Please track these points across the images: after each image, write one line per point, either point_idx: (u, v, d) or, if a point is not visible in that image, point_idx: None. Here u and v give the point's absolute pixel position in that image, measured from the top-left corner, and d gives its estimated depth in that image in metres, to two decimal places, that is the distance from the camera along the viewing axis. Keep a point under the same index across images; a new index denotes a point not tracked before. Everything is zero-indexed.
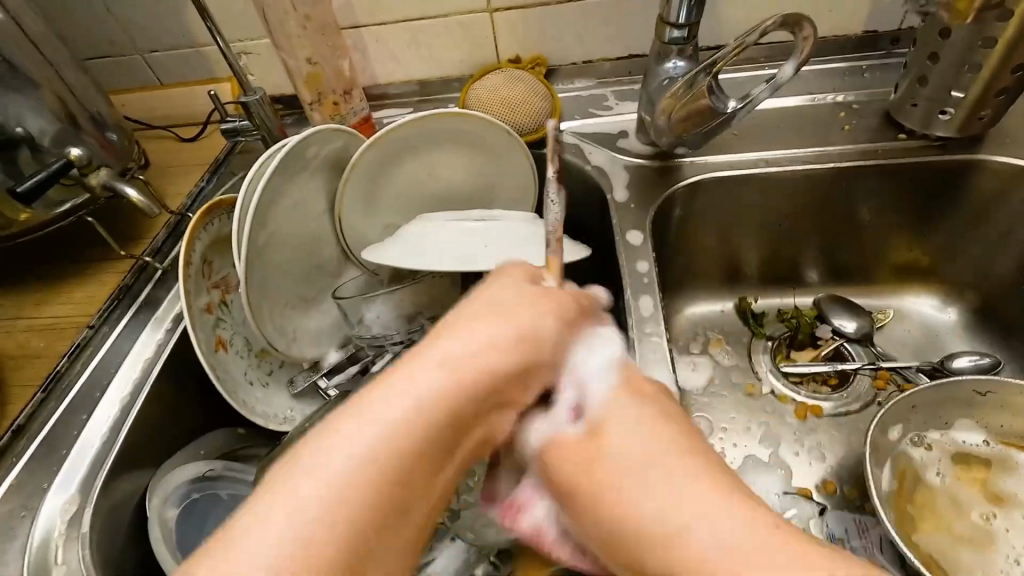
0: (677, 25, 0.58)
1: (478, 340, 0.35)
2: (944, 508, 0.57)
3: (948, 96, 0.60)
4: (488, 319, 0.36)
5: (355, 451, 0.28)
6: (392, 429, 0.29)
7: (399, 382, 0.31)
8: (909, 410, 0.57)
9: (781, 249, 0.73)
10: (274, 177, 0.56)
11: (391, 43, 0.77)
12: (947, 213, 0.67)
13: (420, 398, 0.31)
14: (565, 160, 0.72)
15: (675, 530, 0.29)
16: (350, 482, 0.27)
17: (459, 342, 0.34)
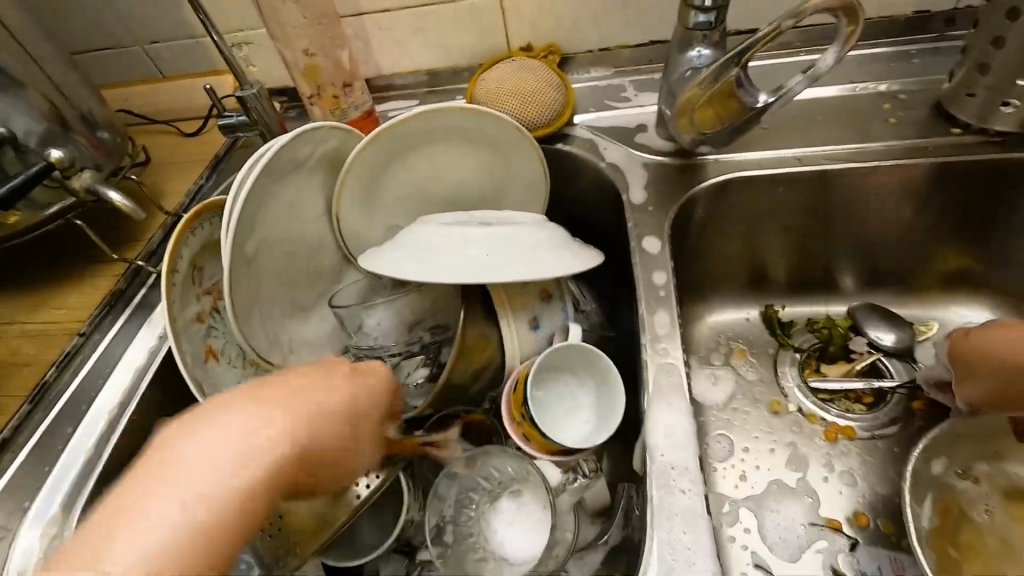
0: (702, 8, 0.52)
1: (299, 423, 0.37)
2: (992, 550, 0.51)
3: (1012, 86, 0.53)
4: (311, 402, 0.38)
5: (175, 518, 0.31)
6: (209, 496, 0.32)
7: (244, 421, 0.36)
8: (953, 440, 0.52)
9: (813, 254, 0.67)
10: (263, 179, 0.53)
11: (395, 32, 0.72)
12: (1005, 217, 0.60)
13: (246, 476, 0.33)
14: (578, 157, 0.67)
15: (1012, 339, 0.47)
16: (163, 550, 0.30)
17: (297, 424, 0.37)
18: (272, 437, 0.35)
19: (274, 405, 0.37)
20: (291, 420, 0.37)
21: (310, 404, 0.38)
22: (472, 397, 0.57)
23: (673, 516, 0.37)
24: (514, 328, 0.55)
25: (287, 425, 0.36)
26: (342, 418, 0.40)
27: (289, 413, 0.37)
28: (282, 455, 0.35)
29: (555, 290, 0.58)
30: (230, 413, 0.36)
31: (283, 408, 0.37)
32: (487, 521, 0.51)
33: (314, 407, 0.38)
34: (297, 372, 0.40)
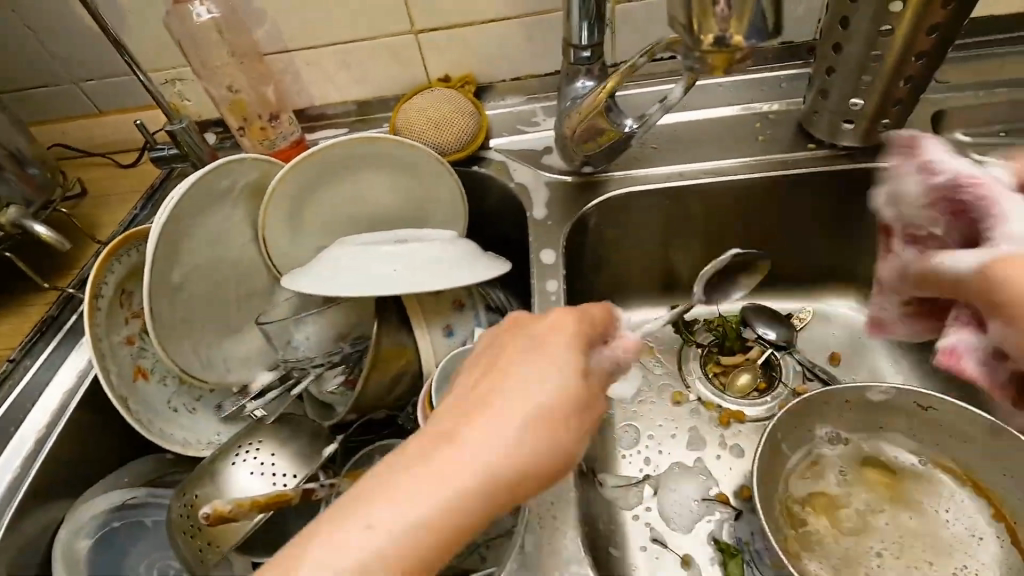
0: (581, 46, 0.59)
1: (551, 375, 0.35)
2: (833, 503, 0.59)
3: (849, 106, 0.61)
4: (529, 368, 0.36)
5: (423, 486, 0.32)
6: (443, 463, 0.32)
7: (471, 406, 0.35)
8: (842, 406, 0.59)
9: (708, 256, 0.75)
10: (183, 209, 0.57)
11: (321, 66, 0.78)
12: (857, 219, 0.69)
13: (480, 443, 0.33)
14: (491, 177, 0.73)
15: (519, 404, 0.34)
16: (415, 516, 0.31)
17: (523, 386, 0.35)
18: (502, 400, 0.34)
19: (492, 378, 0.36)
20: (527, 374, 0.35)
21: (524, 369, 0.36)
22: (393, 402, 0.61)
23: None
24: (428, 337, 0.61)
25: (530, 379, 0.35)
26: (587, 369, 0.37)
27: (548, 372, 0.35)
28: (523, 414, 0.34)
29: (466, 300, 0.63)
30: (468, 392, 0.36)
31: (531, 361, 0.36)
32: None
33: (557, 360, 0.36)
34: (517, 335, 0.39)
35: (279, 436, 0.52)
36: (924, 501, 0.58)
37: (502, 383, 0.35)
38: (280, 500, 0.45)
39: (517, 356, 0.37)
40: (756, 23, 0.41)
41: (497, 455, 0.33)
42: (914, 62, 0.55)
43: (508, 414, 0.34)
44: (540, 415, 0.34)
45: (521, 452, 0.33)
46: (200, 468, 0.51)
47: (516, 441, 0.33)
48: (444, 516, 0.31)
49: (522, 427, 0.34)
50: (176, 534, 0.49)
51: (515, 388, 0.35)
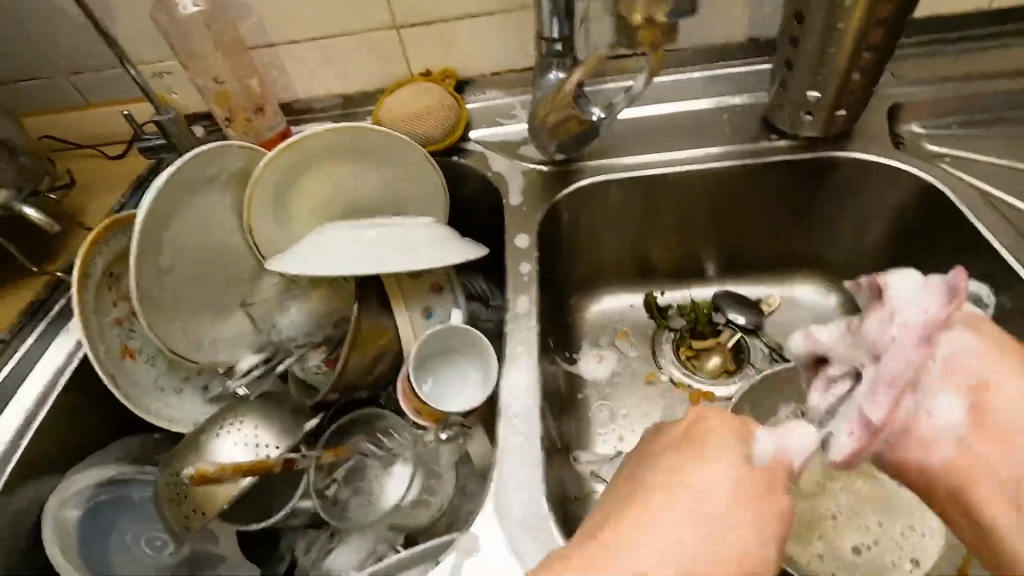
0: (552, 39, 0.62)
1: (735, 477, 0.38)
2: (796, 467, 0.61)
3: (807, 98, 0.65)
4: (723, 488, 0.38)
5: (653, 543, 0.35)
6: (670, 525, 0.36)
7: (629, 518, 0.36)
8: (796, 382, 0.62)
9: (680, 244, 0.78)
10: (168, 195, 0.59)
11: (305, 61, 0.80)
12: (820, 207, 0.73)
13: (694, 521, 0.36)
14: (471, 167, 0.76)
15: (689, 496, 0.37)
16: (699, 555, 0.35)
17: (700, 475, 0.38)
18: (711, 472, 0.38)
19: (669, 479, 0.38)
20: (722, 470, 0.38)
21: (717, 472, 0.38)
22: (372, 381, 0.63)
23: (511, 453, 0.46)
24: (407, 317, 0.63)
25: (727, 477, 0.38)
26: (773, 482, 0.39)
27: (759, 499, 0.37)
28: (727, 505, 0.37)
29: (445, 283, 0.66)
30: (647, 487, 0.38)
31: (725, 463, 0.38)
32: (379, 484, 0.57)
33: (734, 473, 0.38)
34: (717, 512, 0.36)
35: (261, 411, 0.54)
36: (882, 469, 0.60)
37: (672, 493, 0.37)
38: (264, 465, 0.49)
39: (712, 446, 0.39)
40: (674, 5, 0.49)
41: (716, 519, 0.36)
42: (867, 55, 0.59)
43: (677, 518, 0.36)
44: (739, 549, 0.36)
45: (743, 563, 0.36)
46: (184, 440, 0.53)
47: (708, 525, 0.36)
48: None
49: (716, 540, 0.36)
50: (162, 503, 0.51)
51: (698, 482, 0.37)
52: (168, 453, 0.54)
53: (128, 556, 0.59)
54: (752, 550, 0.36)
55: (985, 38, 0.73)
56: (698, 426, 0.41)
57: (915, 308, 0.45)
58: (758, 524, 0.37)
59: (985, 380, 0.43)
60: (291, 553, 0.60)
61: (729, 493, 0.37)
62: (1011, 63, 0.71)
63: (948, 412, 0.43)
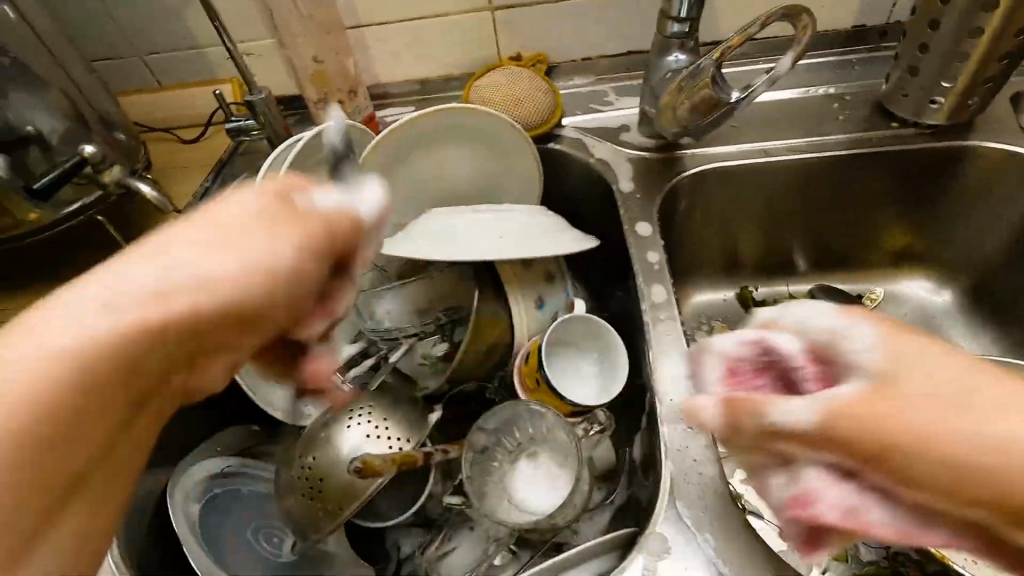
0: (678, 19, 0.59)
1: (307, 240, 0.33)
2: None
3: (937, 85, 0.62)
4: (247, 235, 0.32)
5: (50, 341, 0.28)
6: (186, 287, 0.30)
7: (200, 236, 0.31)
8: None
9: (779, 235, 0.76)
10: (286, 177, 0.56)
11: (393, 43, 0.78)
12: (933, 199, 0.70)
13: (155, 294, 0.29)
14: (568, 154, 0.74)
15: (216, 277, 0.30)
16: (58, 363, 0.27)
17: (255, 233, 0.32)
18: (184, 259, 0.30)
19: (236, 228, 0.32)
20: (142, 263, 0.29)
21: (258, 245, 0.32)
22: (484, 372, 0.61)
23: (684, 447, 0.43)
24: (522, 306, 0.60)
25: (284, 244, 0.32)
26: (325, 250, 0.34)
27: (265, 273, 0.32)
28: (173, 273, 0.30)
29: (557, 272, 0.63)
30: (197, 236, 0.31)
31: (276, 238, 0.32)
32: (510, 482, 0.54)
33: (256, 228, 0.32)
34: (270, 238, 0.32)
35: (386, 402, 0.53)
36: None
37: (201, 244, 0.31)
38: (408, 459, 0.48)
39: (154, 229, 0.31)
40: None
41: (157, 296, 0.29)
42: (1015, 38, 0.56)
43: (200, 265, 0.30)
44: (255, 278, 0.31)
45: (223, 297, 0.31)
46: (310, 432, 0.52)
47: (187, 291, 0.30)
48: (36, 386, 0.27)
49: (187, 288, 0.30)
50: (291, 497, 0.51)
51: (230, 253, 0.31)
52: (291, 447, 0.53)
53: (247, 552, 0.55)
54: (155, 321, 0.29)
55: None
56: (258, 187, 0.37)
57: (804, 405, 0.31)
58: (154, 254, 0.30)
59: (248, 250, 0.31)
60: (397, 552, 0.58)
61: (231, 267, 0.31)
62: None
63: (810, 424, 0.31)
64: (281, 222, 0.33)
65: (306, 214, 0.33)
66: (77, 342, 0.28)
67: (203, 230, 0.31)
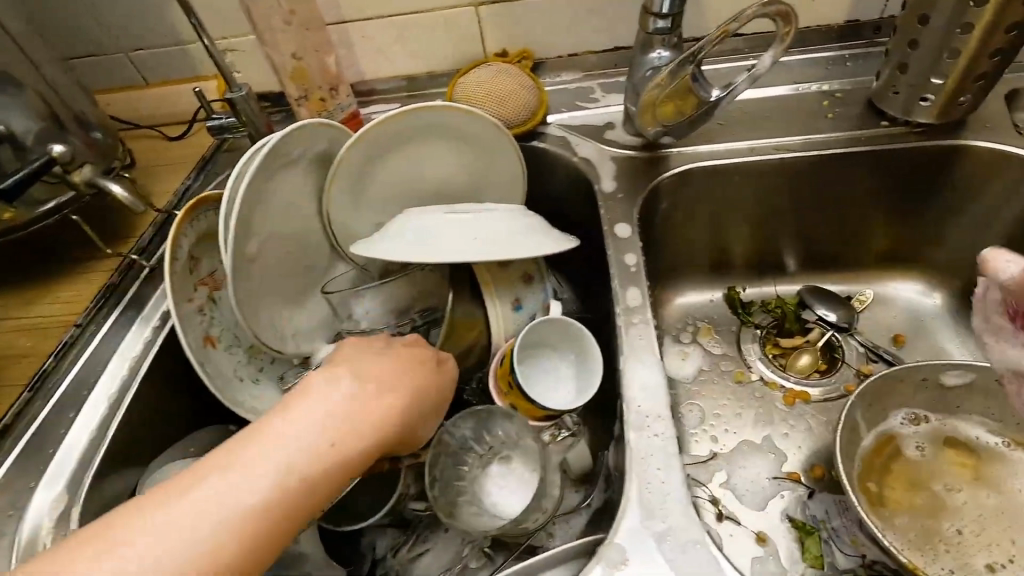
0: (661, 15, 0.58)
1: (434, 379, 0.49)
2: (913, 475, 0.58)
3: (927, 82, 0.61)
4: (398, 379, 0.45)
5: (276, 460, 0.37)
6: (368, 417, 0.42)
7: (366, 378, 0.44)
8: (920, 384, 0.58)
9: (769, 235, 0.74)
10: (258, 177, 0.55)
11: (377, 39, 0.76)
12: (925, 198, 0.69)
13: (348, 424, 0.41)
14: (553, 152, 0.73)
15: (379, 401, 0.43)
16: (277, 478, 0.37)
17: (395, 375, 0.46)
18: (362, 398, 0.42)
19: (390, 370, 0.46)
20: (334, 393, 0.42)
21: (399, 382, 0.45)
22: (462, 374, 0.60)
23: (649, 455, 0.41)
24: (498, 307, 0.60)
25: (421, 379, 0.47)
26: (440, 389, 0.50)
27: (415, 405, 0.46)
28: (361, 403, 0.42)
29: (535, 273, 0.62)
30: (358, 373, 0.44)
31: (420, 382, 0.47)
32: (481, 486, 0.53)
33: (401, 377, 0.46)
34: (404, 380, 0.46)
35: None
36: (1010, 481, 0.57)
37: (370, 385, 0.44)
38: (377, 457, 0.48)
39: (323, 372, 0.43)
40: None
41: (369, 419, 0.42)
42: (1007, 33, 0.54)
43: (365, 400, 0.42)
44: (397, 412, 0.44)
45: (391, 422, 0.43)
46: None
47: (372, 420, 0.42)
48: (267, 490, 0.36)
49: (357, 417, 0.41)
50: None
51: (393, 392, 0.44)
52: None
53: None
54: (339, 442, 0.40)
55: None
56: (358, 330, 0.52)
57: None
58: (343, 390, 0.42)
59: (401, 387, 0.45)
60: (372, 552, 0.58)
61: (394, 404, 0.44)
62: None
63: None
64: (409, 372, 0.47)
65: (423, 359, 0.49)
66: (290, 459, 0.38)
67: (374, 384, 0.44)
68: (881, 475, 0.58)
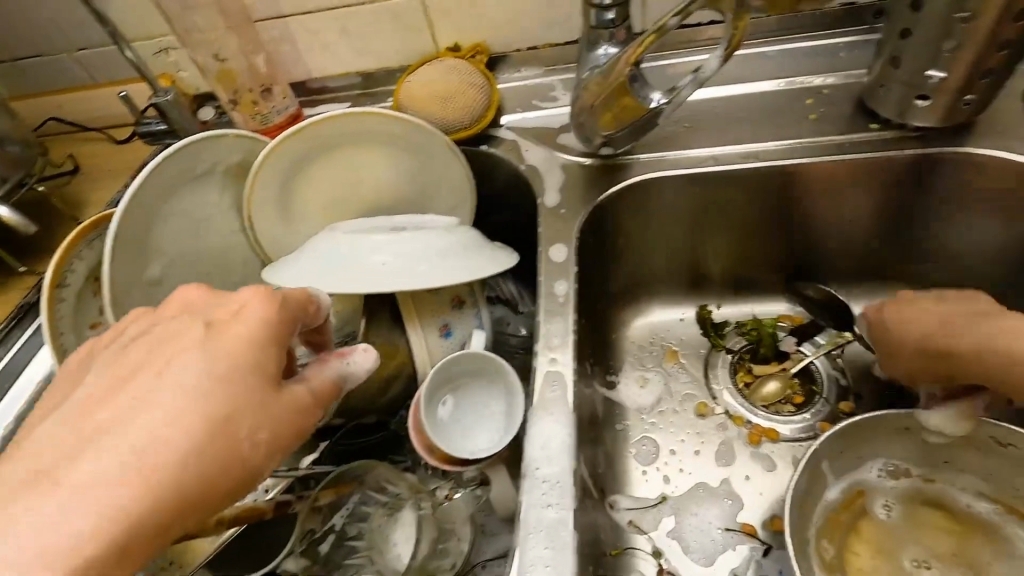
0: (603, 6, 0.51)
1: (207, 365, 0.34)
2: (878, 539, 0.52)
3: (924, 80, 0.51)
4: (155, 381, 0.33)
5: None
6: (105, 483, 0.30)
7: (115, 402, 0.33)
8: (900, 431, 0.51)
9: (745, 250, 0.66)
10: (146, 192, 0.51)
11: (319, 35, 0.71)
12: (921, 212, 0.60)
13: (69, 509, 0.29)
14: (502, 159, 0.66)
15: (129, 413, 0.32)
16: None
17: (153, 377, 0.34)
18: (87, 465, 0.30)
19: (146, 367, 0.34)
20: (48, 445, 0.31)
21: (159, 387, 0.33)
22: (385, 406, 0.56)
23: (535, 531, 0.40)
24: (421, 335, 0.55)
25: (197, 359, 0.34)
26: (240, 364, 0.34)
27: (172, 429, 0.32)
28: (93, 461, 0.30)
29: (467, 297, 0.57)
30: (102, 391, 0.34)
31: (175, 397, 0.33)
32: (385, 534, 0.49)
33: (159, 376, 0.34)
34: (160, 372, 0.34)
35: None
36: (989, 553, 0.50)
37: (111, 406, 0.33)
38: (252, 513, 0.44)
39: (40, 450, 0.32)
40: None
41: (116, 454, 0.30)
42: (1016, 23, 0.45)
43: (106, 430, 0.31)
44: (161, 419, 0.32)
45: (158, 461, 0.31)
46: None
47: (124, 471, 0.30)
48: None
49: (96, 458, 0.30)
50: None
51: (133, 433, 0.31)
52: None
53: None
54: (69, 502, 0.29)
55: None
56: (133, 326, 0.39)
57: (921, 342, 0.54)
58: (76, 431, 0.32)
59: (160, 387, 0.33)
60: None
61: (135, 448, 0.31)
62: None
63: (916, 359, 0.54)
64: (173, 360, 0.34)
65: (199, 329, 0.36)
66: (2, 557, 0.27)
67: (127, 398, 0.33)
68: (844, 535, 0.52)
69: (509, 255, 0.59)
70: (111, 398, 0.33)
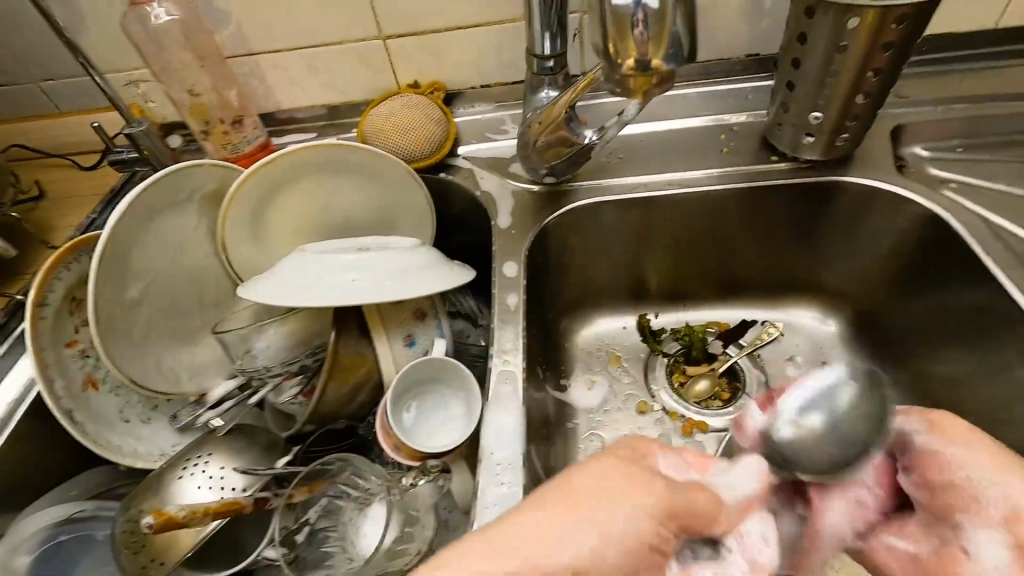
0: (544, 56, 0.59)
1: (665, 494, 0.40)
2: None
3: (809, 120, 0.62)
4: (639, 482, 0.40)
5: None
6: (552, 543, 0.35)
7: (640, 488, 0.39)
8: None
9: (676, 264, 0.75)
10: (125, 219, 0.55)
11: (287, 71, 0.76)
12: (816, 231, 0.71)
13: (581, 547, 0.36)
14: (459, 185, 0.73)
15: (621, 506, 0.38)
16: None
17: (648, 490, 0.40)
18: (585, 524, 0.37)
19: (635, 473, 0.41)
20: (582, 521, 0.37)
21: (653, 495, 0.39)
22: (353, 412, 0.61)
23: (489, 507, 0.46)
24: (386, 346, 0.59)
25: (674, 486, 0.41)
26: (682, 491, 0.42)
27: (633, 493, 0.39)
28: (599, 535, 0.37)
29: (429, 310, 0.63)
30: (605, 470, 0.40)
31: (609, 477, 0.40)
32: (354, 527, 0.54)
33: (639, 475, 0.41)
34: (663, 487, 0.40)
35: (224, 451, 0.55)
36: None
37: (628, 494, 0.39)
38: (231, 507, 0.50)
39: (552, 504, 0.38)
40: (673, 48, 0.40)
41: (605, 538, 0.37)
42: (872, 78, 0.56)
43: (607, 511, 0.38)
44: (659, 529, 0.39)
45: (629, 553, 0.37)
46: (146, 483, 0.53)
47: (612, 547, 0.36)
48: None
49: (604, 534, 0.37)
50: (119, 551, 0.51)
51: (612, 520, 0.37)
52: (130, 494, 0.54)
53: None
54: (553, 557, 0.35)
55: (980, 58, 0.72)
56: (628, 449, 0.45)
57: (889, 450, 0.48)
58: (589, 510, 0.37)
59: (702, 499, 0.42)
60: None
61: (589, 498, 0.38)
62: (1000, 87, 0.70)
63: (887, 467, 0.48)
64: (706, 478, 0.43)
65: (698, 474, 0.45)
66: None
67: (602, 480, 0.40)
68: None
69: (466, 270, 0.66)
70: (620, 487, 0.39)
